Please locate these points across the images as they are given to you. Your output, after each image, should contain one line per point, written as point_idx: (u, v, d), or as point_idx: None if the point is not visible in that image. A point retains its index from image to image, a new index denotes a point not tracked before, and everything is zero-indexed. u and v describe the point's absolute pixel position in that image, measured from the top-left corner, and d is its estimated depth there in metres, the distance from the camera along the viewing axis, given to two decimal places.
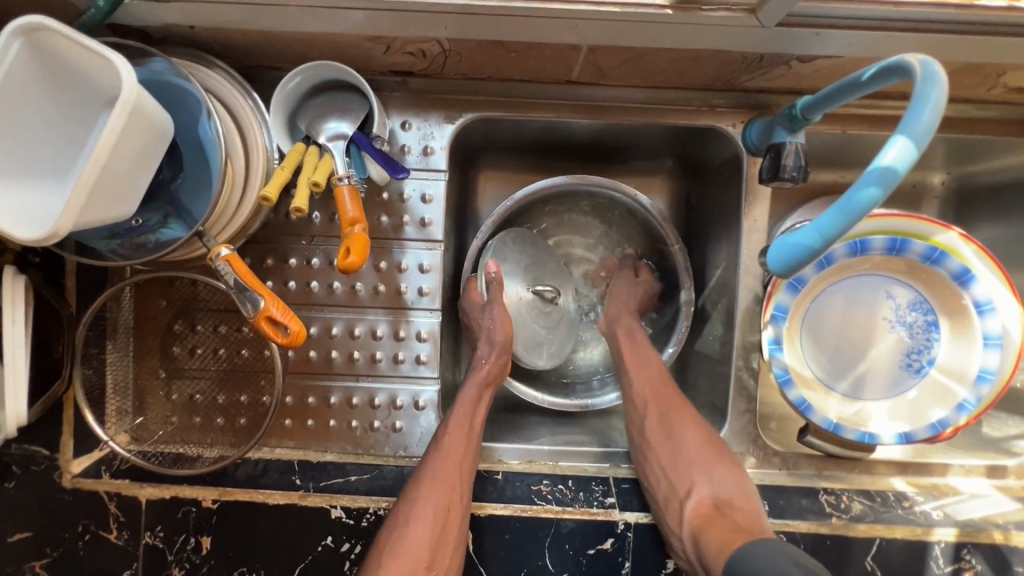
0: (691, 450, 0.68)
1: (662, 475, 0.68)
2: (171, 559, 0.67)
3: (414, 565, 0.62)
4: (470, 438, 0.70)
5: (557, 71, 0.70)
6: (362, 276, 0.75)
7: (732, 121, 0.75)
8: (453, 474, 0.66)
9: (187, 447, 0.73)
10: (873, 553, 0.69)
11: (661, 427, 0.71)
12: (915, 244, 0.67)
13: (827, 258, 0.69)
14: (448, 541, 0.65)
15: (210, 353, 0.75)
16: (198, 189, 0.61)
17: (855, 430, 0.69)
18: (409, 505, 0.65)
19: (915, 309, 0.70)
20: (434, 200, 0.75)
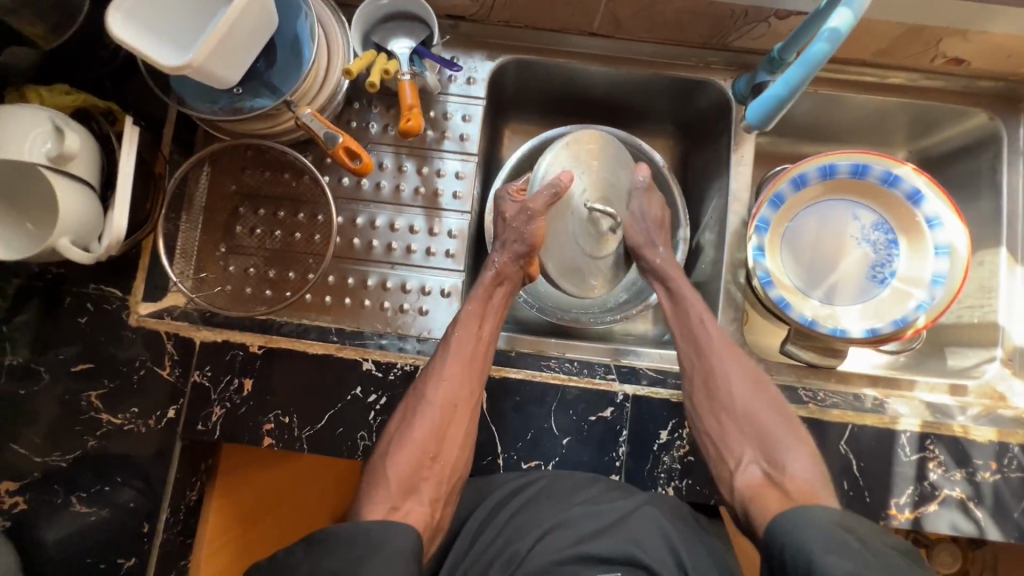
0: (747, 407, 0.73)
1: (718, 441, 0.72)
2: (214, 396, 0.75)
3: (420, 456, 0.69)
4: (479, 347, 0.76)
5: (582, 22, 0.87)
6: (406, 178, 0.87)
7: (724, 76, 0.91)
8: (463, 377, 0.73)
9: (236, 309, 0.81)
10: (846, 438, 0.77)
11: (711, 381, 0.74)
12: (875, 169, 0.80)
13: (801, 178, 0.82)
14: (450, 438, 0.72)
15: (268, 232, 0.85)
16: (286, 77, 0.74)
17: (828, 325, 0.80)
18: (419, 402, 0.72)
19: (877, 230, 0.83)
20: (472, 121, 0.89)
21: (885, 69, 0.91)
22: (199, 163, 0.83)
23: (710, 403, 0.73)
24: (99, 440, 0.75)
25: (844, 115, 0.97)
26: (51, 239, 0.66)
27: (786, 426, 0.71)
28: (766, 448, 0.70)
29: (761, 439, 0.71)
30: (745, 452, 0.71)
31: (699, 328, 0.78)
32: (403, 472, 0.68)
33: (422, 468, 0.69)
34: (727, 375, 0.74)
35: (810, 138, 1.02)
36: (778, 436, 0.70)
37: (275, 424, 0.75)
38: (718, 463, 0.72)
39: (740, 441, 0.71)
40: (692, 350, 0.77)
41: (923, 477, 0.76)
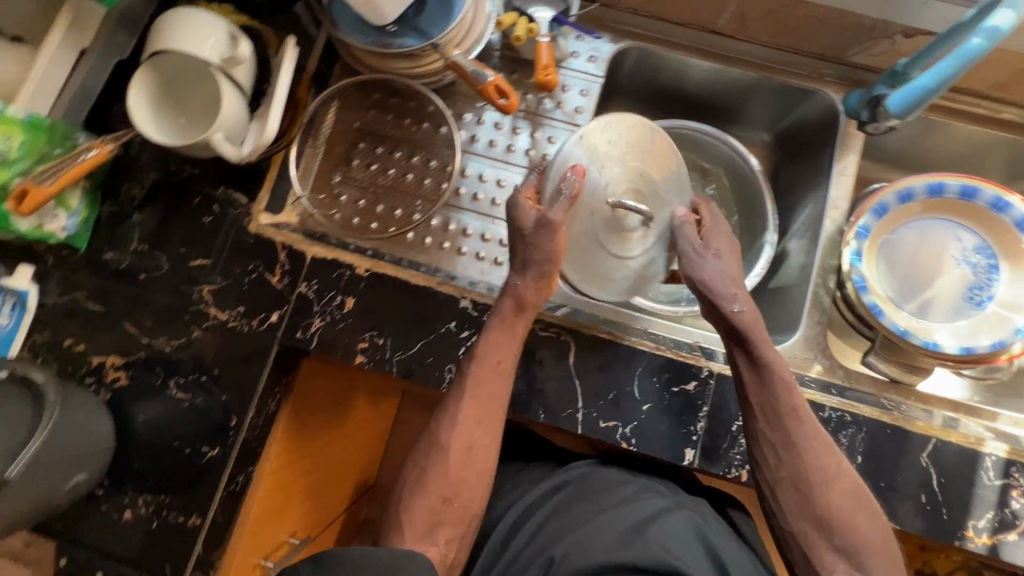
0: (834, 507, 0.66)
1: (798, 534, 0.67)
2: (316, 309, 0.79)
3: (435, 502, 0.66)
4: (497, 375, 0.71)
5: (707, 17, 0.91)
6: (518, 139, 0.91)
7: (837, 88, 0.93)
8: (476, 429, 0.69)
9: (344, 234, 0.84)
10: (928, 451, 0.76)
11: (792, 468, 0.68)
12: (987, 193, 0.81)
13: (908, 192, 0.83)
14: (467, 480, 0.68)
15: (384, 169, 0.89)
16: (433, 25, 0.79)
17: (920, 338, 0.80)
18: (439, 449, 0.68)
19: (979, 253, 0.83)
20: (589, 96, 0.93)
21: (997, 103, 0.92)
22: (328, 97, 0.88)
23: (792, 492, 0.67)
24: (203, 331, 0.78)
25: (948, 146, 0.98)
26: (208, 133, 0.71)
27: (869, 519, 0.66)
28: (853, 553, 0.64)
29: (848, 539, 0.65)
30: (829, 554, 0.65)
31: (770, 404, 0.70)
32: (422, 517, 0.65)
33: (439, 511, 0.66)
34: (812, 468, 0.67)
35: (908, 166, 1.03)
36: (868, 546, 0.64)
37: (369, 344, 0.78)
38: (801, 561, 0.66)
39: (829, 546, 0.65)
40: (768, 433, 0.69)
41: (1005, 504, 0.74)
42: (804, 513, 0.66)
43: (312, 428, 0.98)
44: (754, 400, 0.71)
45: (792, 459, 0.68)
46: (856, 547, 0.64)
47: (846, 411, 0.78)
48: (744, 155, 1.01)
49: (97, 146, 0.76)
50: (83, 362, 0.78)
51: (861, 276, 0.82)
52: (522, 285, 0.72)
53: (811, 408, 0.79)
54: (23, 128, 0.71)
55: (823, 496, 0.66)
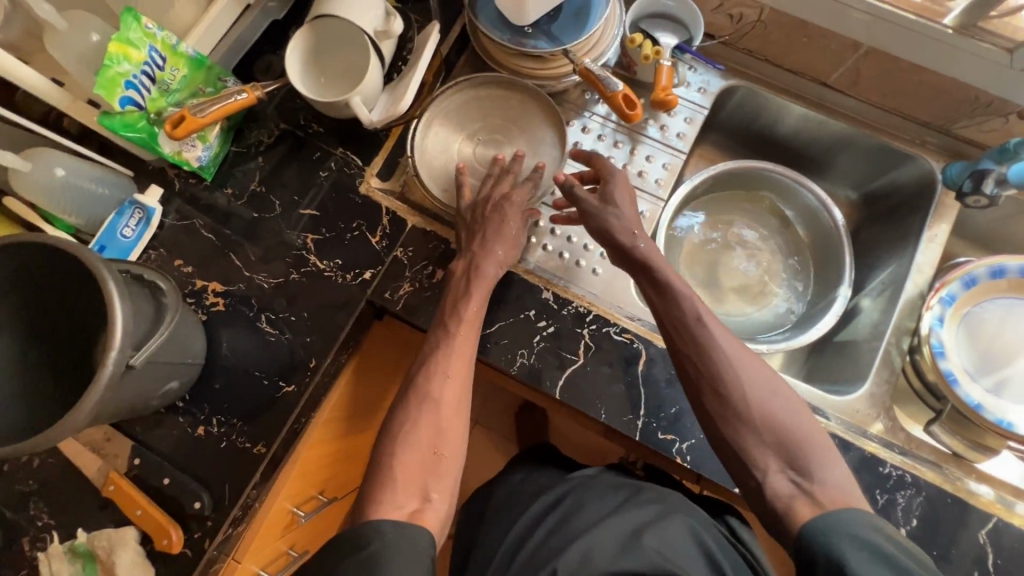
0: (758, 401, 0.66)
1: (754, 453, 0.66)
2: (408, 274, 0.83)
3: (425, 455, 0.68)
4: (473, 330, 0.76)
5: (822, 69, 0.94)
6: (618, 152, 0.95)
7: (937, 158, 0.94)
8: (459, 366, 0.73)
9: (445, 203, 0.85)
10: (988, 529, 0.74)
11: (710, 379, 0.68)
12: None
13: (1000, 269, 0.84)
14: (453, 434, 0.70)
15: (490, 147, 0.89)
16: (565, 32, 0.84)
17: (993, 414, 0.79)
18: (421, 396, 0.71)
19: None
20: (692, 124, 0.96)
21: None
22: (449, 88, 0.89)
23: (714, 400, 0.68)
24: (300, 276, 0.84)
25: None
26: (348, 95, 0.78)
27: (795, 412, 0.66)
28: (789, 449, 0.64)
29: (782, 443, 0.65)
30: (768, 460, 0.65)
31: (686, 322, 0.70)
32: (410, 465, 0.67)
33: (430, 464, 0.68)
34: (730, 357, 0.68)
35: (992, 247, 1.03)
36: (799, 437, 0.65)
37: None
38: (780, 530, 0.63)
39: (761, 449, 0.65)
40: (692, 347, 0.69)
41: None
42: (727, 420, 0.67)
43: (362, 407, 0.97)
44: (674, 320, 0.71)
45: (714, 371, 0.68)
46: (788, 444, 0.64)
47: (906, 472, 0.78)
48: (829, 206, 1.02)
49: (246, 90, 0.82)
50: (188, 283, 0.84)
51: (939, 342, 0.82)
52: (493, 247, 0.78)
53: (871, 462, 0.78)
54: (187, 63, 0.80)
55: (744, 402, 0.67)
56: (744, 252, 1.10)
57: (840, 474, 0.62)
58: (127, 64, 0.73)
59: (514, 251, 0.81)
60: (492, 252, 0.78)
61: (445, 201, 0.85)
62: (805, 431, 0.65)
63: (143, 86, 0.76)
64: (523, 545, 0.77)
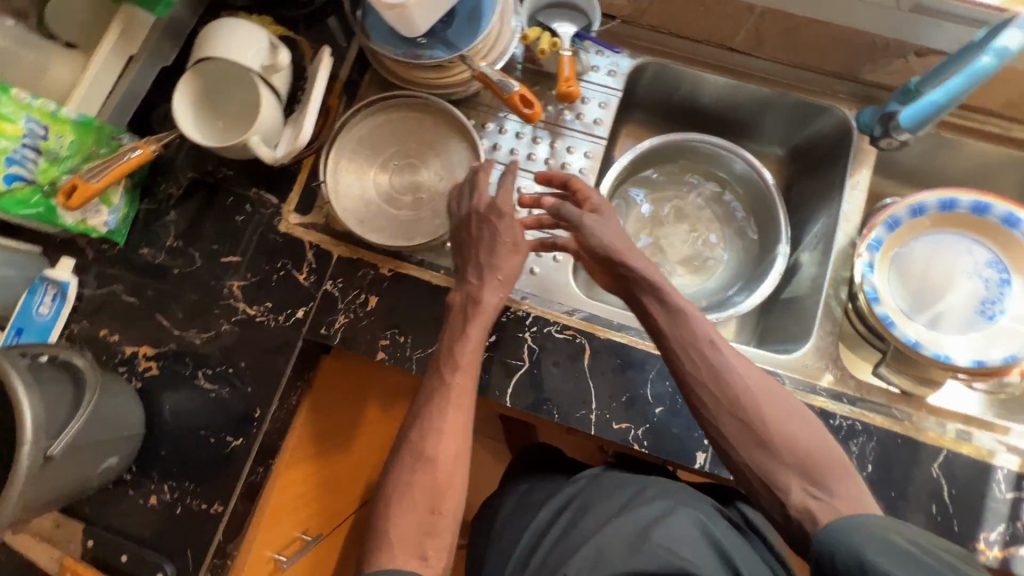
0: (784, 427, 0.63)
1: (780, 479, 0.61)
2: (340, 306, 0.82)
3: (421, 518, 0.62)
4: (471, 375, 0.70)
5: (726, 35, 0.94)
6: (539, 148, 0.94)
7: (850, 105, 0.95)
8: (455, 416, 0.67)
9: (359, 231, 0.82)
10: (939, 462, 0.76)
11: (733, 405, 0.64)
12: (998, 207, 0.83)
13: (920, 207, 0.85)
14: (450, 492, 0.64)
15: (406, 169, 0.86)
16: (459, 36, 0.83)
17: (932, 350, 0.81)
18: (418, 454, 0.65)
19: (992, 267, 0.85)
20: (607, 109, 0.96)
21: (1008, 123, 0.94)
22: (358, 113, 0.86)
23: (733, 422, 0.64)
24: (232, 326, 0.82)
25: (960, 165, 1.00)
26: (245, 136, 0.75)
27: (823, 437, 0.63)
28: (815, 470, 0.60)
29: (812, 467, 0.61)
30: (797, 483, 0.61)
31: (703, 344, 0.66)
32: (407, 531, 0.61)
33: (425, 525, 0.62)
34: (749, 382, 0.64)
35: (919, 183, 1.05)
36: (826, 460, 0.61)
37: (390, 341, 0.80)
38: (795, 529, 0.60)
39: (789, 472, 0.61)
40: (705, 373, 0.65)
41: (1018, 516, 0.74)
42: (753, 447, 0.63)
43: (332, 431, 0.98)
44: (684, 343, 0.67)
45: (728, 395, 0.64)
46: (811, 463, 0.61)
47: (855, 419, 0.79)
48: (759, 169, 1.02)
49: (141, 146, 0.78)
50: (116, 352, 0.81)
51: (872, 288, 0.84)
52: (490, 273, 0.75)
53: (822, 416, 0.80)
54: (73, 128, 0.76)
55: (764, 425, 0.63)
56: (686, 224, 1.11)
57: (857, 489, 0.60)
58: (3, 140, 0.71)
59: (512, 283, 0.76)
60: (490, 282, 0.74)
61: (358, 228, 0.83)
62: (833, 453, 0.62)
63: (27, 160, 0.73)
64: (532, 557, 0.76)
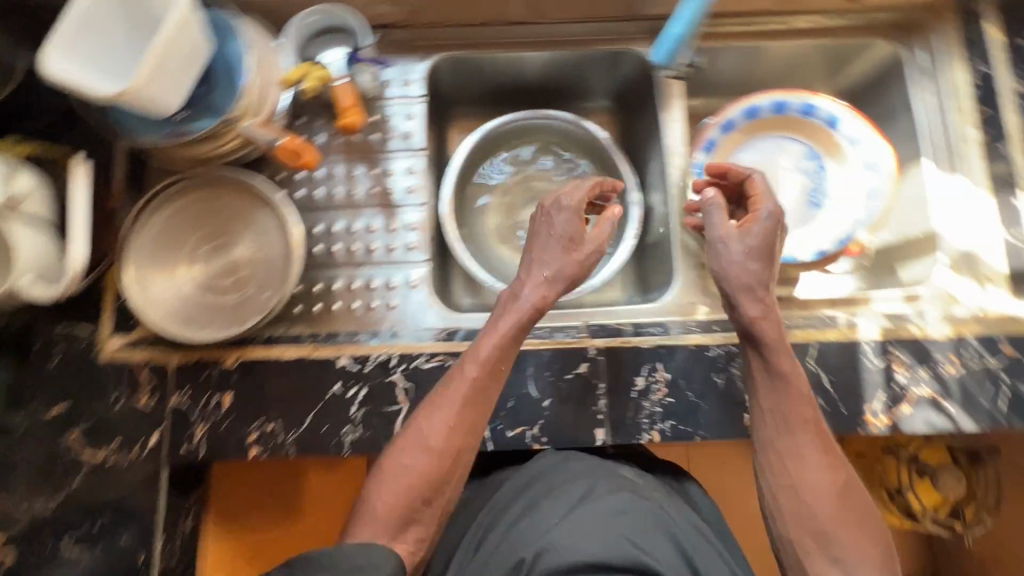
0: (830, 515, 0.66)
1: (795, 543, 0.67)
2: (195, 417, 0.76)
3: (411, 501, 0.66)
4: (496, 373, 0.71)
5: (503, 10, 0.93)
6: (358, 181, 0.90)
7: (643, 44, 0.96)
8: (468, 412, 0.69)
9: (185, 333, 0.74)
10: (812, 355, 0.80)
11: (850, 516, 0.67)
12: (792, 102, 0.86)
13: (727, 123, 0.88)
14: (449, 480, 0.68)
15: (218, 251, 0.79)
16: (222, 98, 0.77)
17: None
18: (423, 442, 0.67)
19: (808, 159, 0.89)
20: (414, 119, 0.92)
21: (788, 17, 0.98)
22: (148, 206, 0.78)
23: (789, 501, 0.68)
24: None
25: (763, 67, 1.04)
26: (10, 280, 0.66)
27: (859, 523, 0.67)
28: (829, 541, 0.66)
29: (842, 550, 0.65)
30: (820, 567, 0.65)
31: (802, 422, 0.69)
32: (397, 508, 0.65)
33: (415, 510, 0.66)
34: (813, 457, 0.68)
35: (735, 95, 1.09)
36: (851, 537, 0.66)
37: (259, 433, 0.75)
38: (795, 570, 0.67)
39: (819, 555, 0.66)
40: (788, 458, 0.69)
41: (891, 380, 0.79)
42: (796, 517, 0.67)
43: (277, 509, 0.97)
44: (784, 415, 0.70)
45: (795, 475, 0.68)
46: (826, 529, 0.66)
47: (730, 344, 0.80)
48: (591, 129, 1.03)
49: None
50: None
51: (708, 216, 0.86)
52: (536, 273, 0.74)
53: (699, 352, 0.79)
54: None
55: (851, 517, 0.67)
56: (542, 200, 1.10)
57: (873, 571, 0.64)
58: None
59: (563, 278, 0.75)
60: (535, 275, 0.74)
61: (182, 330, 0.74)
62: (875, 547, 0.66)
63: None
64: None
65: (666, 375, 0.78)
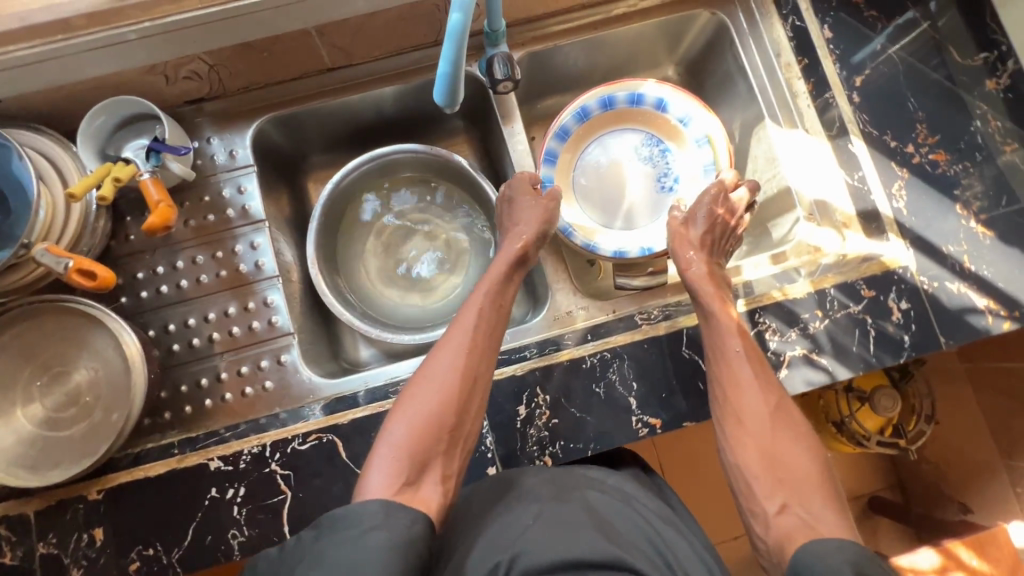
0: (784, 434, 0.68)
1: (746, 472, 0.67)
2: (68, 561, 0.71)
3: (421, 446, 0.64)
4: (496, 313, 0.76)
5: (313, 62, 0.88)
6: (204, 267, 0.86)
7: (468, 63, 0.94)
8: (477, 346, 0.71)
9: (33, 481, 0.69)
10: (686, 343, 0.80)
11: (804, 442, 0.68)
12: (619, 95, 0.89)
13: (563, 130, 0.90)
14: (464, 422, 0.68)
15: (55, 382, 0.74)
16: (19, 220, 0.72)
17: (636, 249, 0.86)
18: (435, 381, 0.68)
19: (649, 145, 0.93)
20: (249, 190, 0.89)
21: (607, 5, 0.97)
22: None
23: (742, 432, 0.69)
24: None
25: (598, 57, 1.03)
26: None
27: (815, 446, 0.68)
28: (785, 464, 0.66)
29: (800, 470, 0.65)
30: (782, 496, 0.64)
31: (736, 349, 0.73)
32: (416, 446, 0.64)
33: (430, 453, 0.64)
34: (766, 374, 0.73)
35: (581, 89, 1.08)
36: (804, 455, 0.67)
37: (140, 560, 0.71)
38: (755, 508, 0.65)
39: (778, 480, 0.65)
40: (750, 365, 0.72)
41: (765, 348, 0.80)
42: (745, 439, 0.69)
43: None
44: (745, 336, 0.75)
45: (739, 393, 0.71)
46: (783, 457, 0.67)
47: (604, 350, 0.80)
48: (441, 152, 0.99)
49: None
50: None
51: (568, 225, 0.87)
52: (529, 227, 0.82)
53: (574, 366, 0.79)
54: None
55: (805, 444, 0.68)
56: (417, 232, 1.08)
57: (833, 505, 0.63)
58: None
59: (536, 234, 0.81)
60: (528, 224, 0.82)
61: (32, 477, 0.70)
62: (824, 474, 0.66)
63: None
64: None
65: (547, 396, 0.77)
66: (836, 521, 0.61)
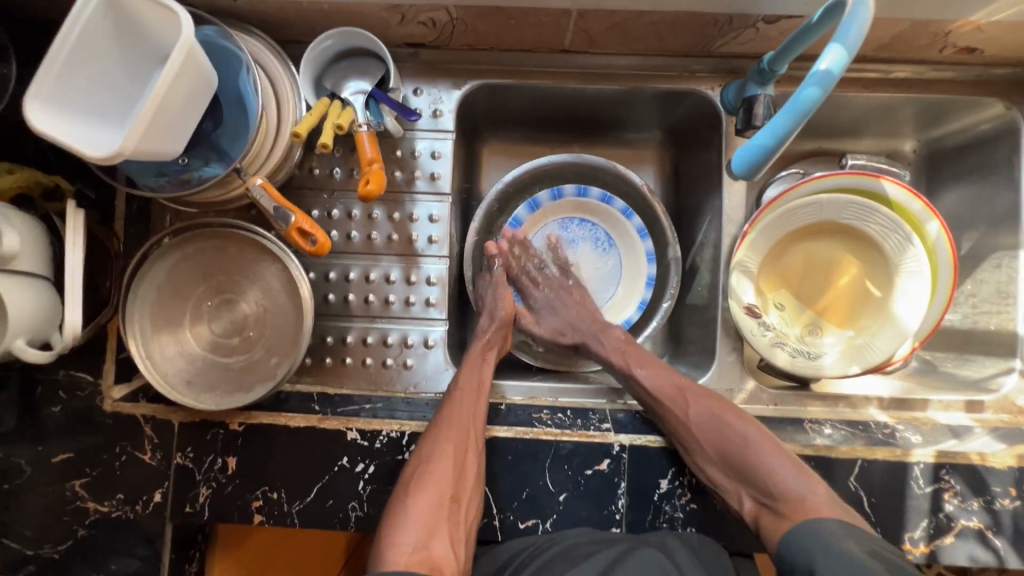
0: (720, 444, 0.70)
1: (709, 474, 0.71)
2: (199, 478, 0.73)
3: (433, 517, 0.65)
4: (482, 388, 0.75)
5: (552, 39, 0.79)
6: (377, 225, 0.82)
7: (710, 85, 0.84)
8: (465, 422, 0.71)
9: (188, 398, 0.70)
10: (856, 474, 0.74)
11: (733, 432, 0.70)
12: (540, 194, 0.91)
13: (518, 220, 0.91)
14: (466, 482, 0.69)
15: (223, 308, 0.73)
16: (236, 134, 0.69)
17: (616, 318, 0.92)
18: (426, 463, 0.69)
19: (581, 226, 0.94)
20: (443, 157, 0.83)
21: (888, 63, 0.84)
22: (146, 257, 0.71)
23: (705, 458, 0.71)
24: (87, 531, 0.73)
25: (844, 117, 0.90)
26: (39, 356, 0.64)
27: (749, 441, 0.70)
28: (736, 465, 0.69)
29: (751, 467, 0.68)
30: (741, 489, 0.69)
31: (664, 390, 0.74)
32: (425, 516, 0.65)
33: (440, 516, 0.65)
34: (686, 403, 0.73)
35: (812, 137, 0.94)
36: (739, 451, 0.69)
37: (263, 501, 0.73)
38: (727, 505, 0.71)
39: (734, 480, 0.70)
40: (679, 438, 0.73)
41: (938, 508, 0.73)
42: (707, 458, 0.71)
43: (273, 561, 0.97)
44: (674, 416, 0.73)
45: (692, 443, 0.72)
46: (732, 458, 0.69)
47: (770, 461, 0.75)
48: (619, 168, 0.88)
49: None
50: None
51: None
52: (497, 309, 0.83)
53: None
54: None
55: (737, 440, 0.70)
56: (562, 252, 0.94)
57: (786, 470, 0.67)
58: None
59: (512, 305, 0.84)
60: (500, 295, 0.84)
61: (186, 394, 0.71)
62: (765, 441, 0.69)
63: None
64: None
65: (692, 480, 0.74)
66: (789, 482, 0.66)
